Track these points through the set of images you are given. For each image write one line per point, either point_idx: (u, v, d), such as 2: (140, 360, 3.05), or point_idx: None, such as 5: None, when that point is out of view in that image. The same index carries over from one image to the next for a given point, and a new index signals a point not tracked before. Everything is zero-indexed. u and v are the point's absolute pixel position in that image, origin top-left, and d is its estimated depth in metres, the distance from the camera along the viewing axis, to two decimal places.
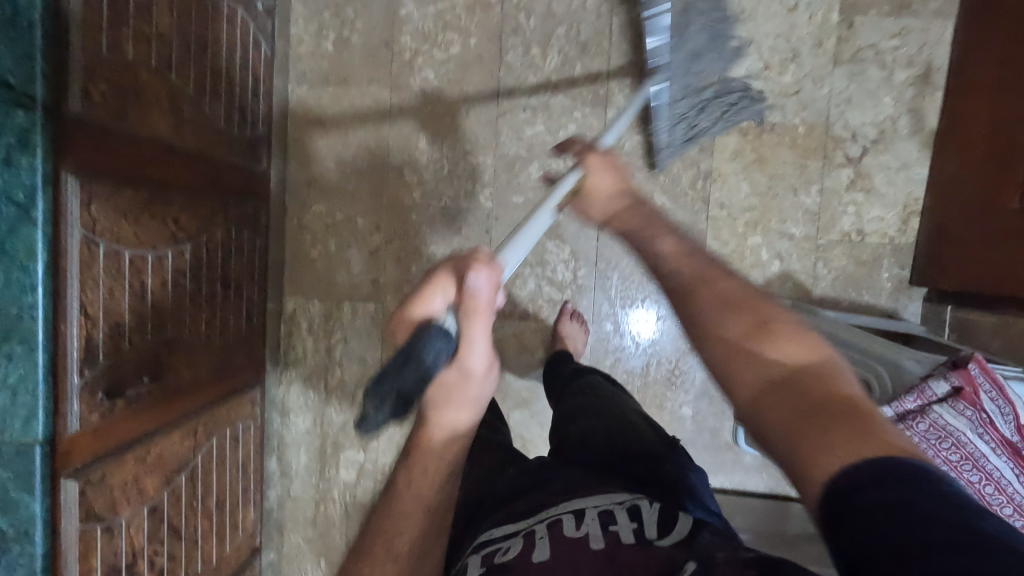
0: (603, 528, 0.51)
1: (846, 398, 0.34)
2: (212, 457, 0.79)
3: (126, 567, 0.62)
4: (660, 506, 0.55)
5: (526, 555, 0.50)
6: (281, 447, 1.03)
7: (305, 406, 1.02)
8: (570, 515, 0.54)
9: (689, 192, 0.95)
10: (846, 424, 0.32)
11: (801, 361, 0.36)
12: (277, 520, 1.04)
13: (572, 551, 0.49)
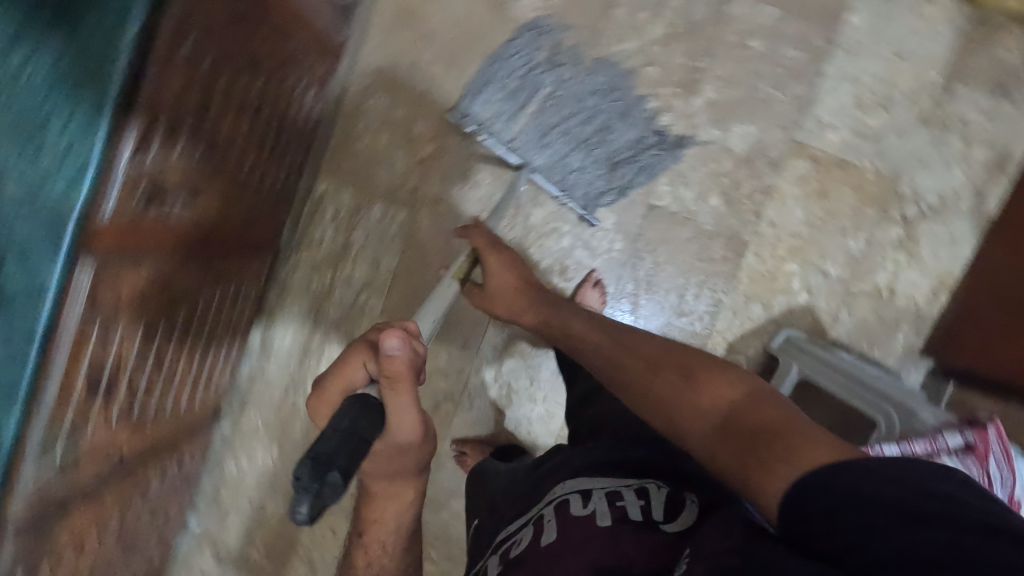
0: (610, 506, 0.64)
1: (767, 423, 0.53)
2: (212, 304, 0.77)
3: (108, 377, 0.60)
4: (667, 491, 0.65)
5: (538, 540, 0.64)
6: (268, 325, 1.00)
7: (305, 291, 0.99)
8: (577, 496, 0.67)
9: (745, 201, 0.95)
10: (771, 442, 0.51)
11: (727, 398, 0.58)
12: (242, 395, 1.01)
13: (580, 529, 0.62)
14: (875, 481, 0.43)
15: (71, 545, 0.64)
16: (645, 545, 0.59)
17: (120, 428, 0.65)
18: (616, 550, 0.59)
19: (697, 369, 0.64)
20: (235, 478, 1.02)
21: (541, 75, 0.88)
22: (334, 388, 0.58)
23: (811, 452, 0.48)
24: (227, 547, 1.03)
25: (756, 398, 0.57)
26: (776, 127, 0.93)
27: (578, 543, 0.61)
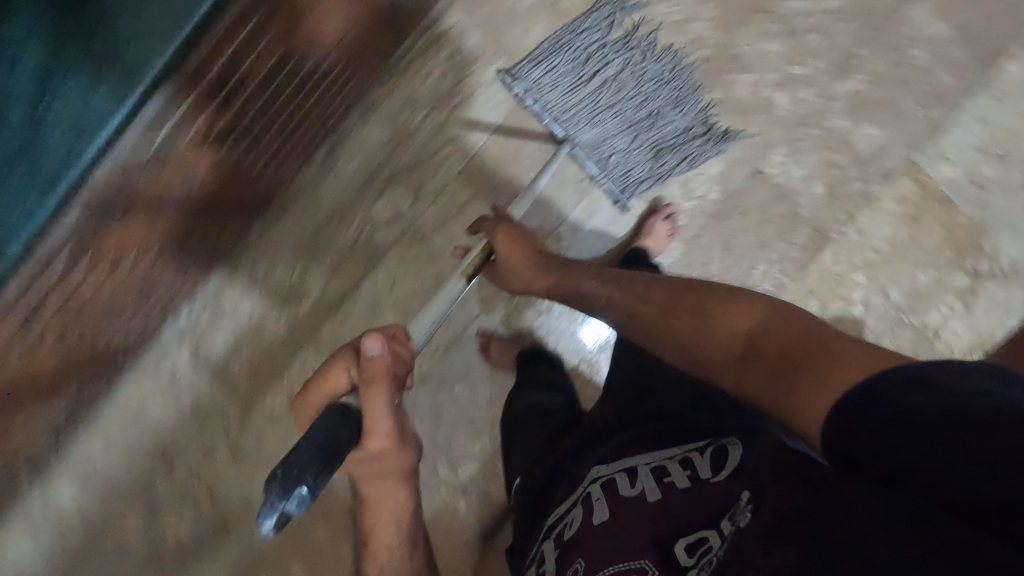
0: (657, 482, 0.59)
1: (795, 348, 0.48)
2: (325, 83, 0.71)
3: (229, 81, 0.55)
4: (713, 447, 0.57)
5: (589, 521, 0.60)
6: (338, 142, 0.92)
7: (389, 122, 0.92)
8: (622, 474, 0.62)
9: (844, 199, 0.95)
10: (806, 365, 0.45)
11: (750, 329, 0.53)
12: (283, 204, 0.93)
13: (632, 510, 0.58)
14: (889, 392, 0.38)
15: (112, 254, 0.57)
16: (699, 506, 0.55)
17: (207, 150, 0.59)
18: (669, 516, 0.56)
19: (712, 303, 0.58)
20: (245, 285, 0.95)
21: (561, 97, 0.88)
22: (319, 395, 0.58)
23: (848, 370, 0.42)
24: (211, 351, 0.96)
25: (779, 321, 0.52)
26: (899, 141, 0.94)
27: (631, 519, 0.58)
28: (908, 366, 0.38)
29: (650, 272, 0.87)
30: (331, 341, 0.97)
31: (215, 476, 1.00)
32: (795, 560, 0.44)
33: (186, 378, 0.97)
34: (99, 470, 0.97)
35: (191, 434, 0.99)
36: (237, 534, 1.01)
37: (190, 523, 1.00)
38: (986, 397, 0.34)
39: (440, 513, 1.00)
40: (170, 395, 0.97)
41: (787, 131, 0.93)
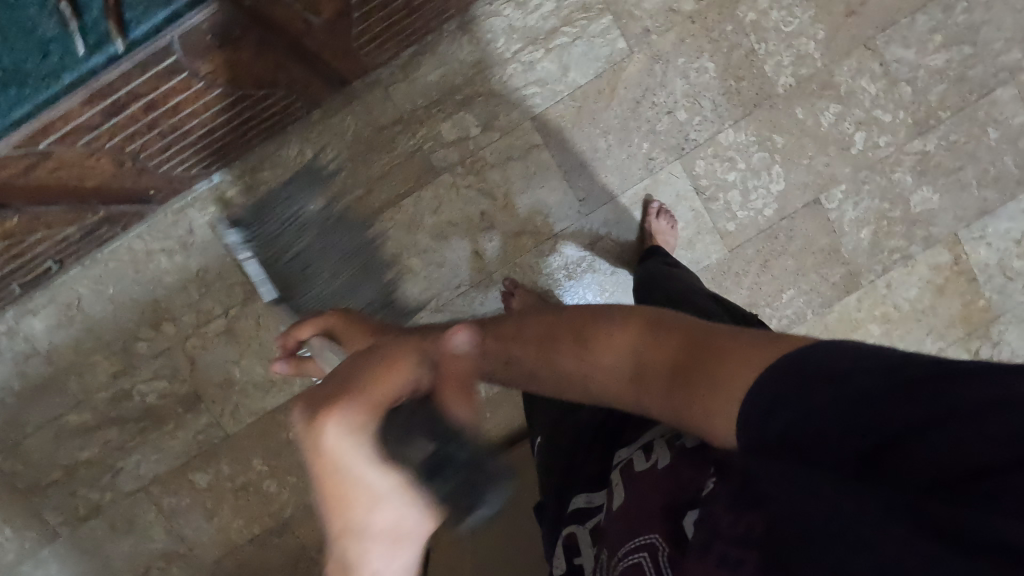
0: (667, 450, 0.56)
1: (690, 354, 0.42)
2: None
3: None
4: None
5: (611, 504, 0.58)
6: (425, 48, 0.89)
7: (482, 44, 0.89)
8: (640, 452, 0.60)
9: (885, 252, 0.97)
10: (705, 373, 0.40)
11: (629, 341, 0.46)
12: (350, 95, 0.90)
13: (643, 483, 0.56)
14: (815, 387, 0.34)
15: (206, 80, 0.54)
16: (690, 469, 0.51)
17: (332, 6, 0.55)
18: (667, 485, 0.53)
19: (585, 323, 0.50)
20: (287, 165, 0.91)
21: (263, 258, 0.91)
22: (344, 444, 0.40)
23: (739, 373, 0.38)
24: (232, 222, 0.92)
25: (665, 329, 0.45)
26: (951, 212, 0.96)
27: (637, 493, 0.55)
28: (798, 352, 0.36)
29: (662, 257, 0.85)
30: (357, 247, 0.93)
31: (198, 346, 0.95)
32: (762, 528, 0.38)
33: (200, 242, 0.93)
34: (87, 307, 0.94)
35: (188, 300, 0.94)
36: (208, 411, 0.97)
37: (162, 388, 0.97)
38: (926, 365, 0.32)
39: None
40: (178, 254, 0.93)
41: (853, 171, 0.94)
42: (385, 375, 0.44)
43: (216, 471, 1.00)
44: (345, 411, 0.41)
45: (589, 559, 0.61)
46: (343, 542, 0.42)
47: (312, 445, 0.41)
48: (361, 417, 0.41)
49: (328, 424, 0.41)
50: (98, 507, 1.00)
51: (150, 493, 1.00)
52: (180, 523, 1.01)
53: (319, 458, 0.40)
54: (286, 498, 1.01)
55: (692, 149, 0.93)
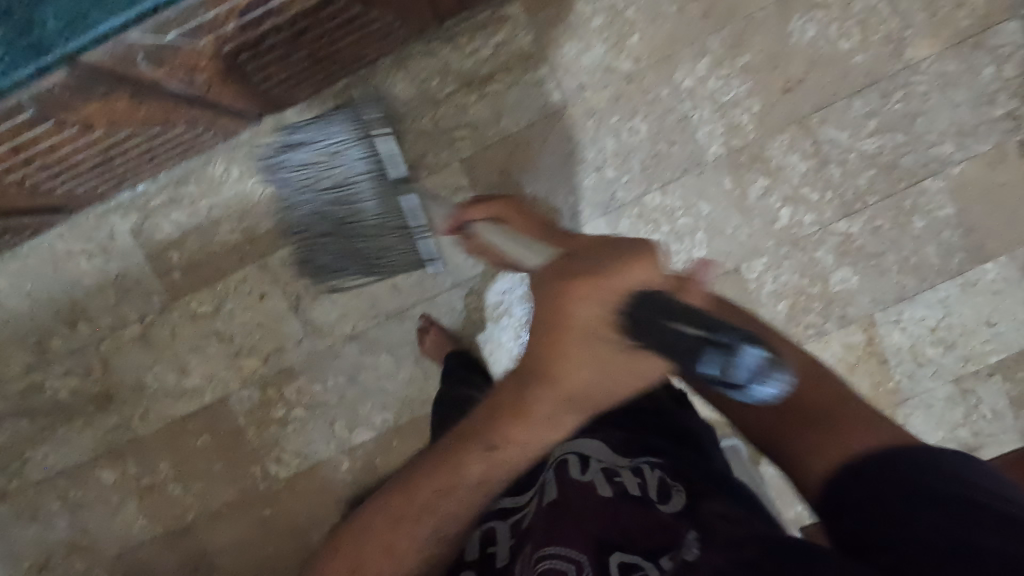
0: (609, 479, 0.54)
1: (830, 415, 0.49)
2: (363, 27, 0.67)
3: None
4: (659, 476, 0.56)
5: (541, 503, 0.53)
6: (360, 80, 0.89)
7: (417, 82, 0.89)
8: (575, 462, 0.56)
9: (798, 326, 0.98)
10: (837, 428, 0.48)
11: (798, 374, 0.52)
12: (282, 118, 0.90)
13: (582, 496, 0.51)
14: (908, 486, 0.41)
15: (77, 121, 0.54)
16: (643, 519, 0.50)
17: (214, 63, 0.56)
18: (615, 520, 0.49)
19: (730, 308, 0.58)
20: (215, 182, 0.92)
21: (295, 199, 0.89)
22: (587, 307, 0.49)
23: (852, 432, 0.47)
24: (156, 232, 0.94)
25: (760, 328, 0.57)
26: (869, 294, 0.97)
27: (579, 506, 0.50)
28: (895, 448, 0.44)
29: None
30: (278, 267, 0.95)
31: (113, 347, 0.97)
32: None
33: (122, 247, 0.94)
34: (6, 299, 0.96)
35: (106, 303, 0.96)
36: (118, 411, 0.99)
37: (75, 385, 0.98)
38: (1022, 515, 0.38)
39: (323, 463, 1.02)
40: (99, 257, 0.94)
41: (776, 246, 0.95)
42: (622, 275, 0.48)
43: (123, 469, 1.02)
44: (599, 280, 0.49)
45: (504, 550, 0.51)
46: (561, 371, 0.49)
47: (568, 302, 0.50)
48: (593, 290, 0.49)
49: (583, 284, 0.50)
50: (6, 492, 1.02)
51: (57, 485, 1.02)
52: (85, 517, 1.03)
53: (572, 320, 0.49)
54: (190, 503, 1.03)
55: (618, 208, 0.93)
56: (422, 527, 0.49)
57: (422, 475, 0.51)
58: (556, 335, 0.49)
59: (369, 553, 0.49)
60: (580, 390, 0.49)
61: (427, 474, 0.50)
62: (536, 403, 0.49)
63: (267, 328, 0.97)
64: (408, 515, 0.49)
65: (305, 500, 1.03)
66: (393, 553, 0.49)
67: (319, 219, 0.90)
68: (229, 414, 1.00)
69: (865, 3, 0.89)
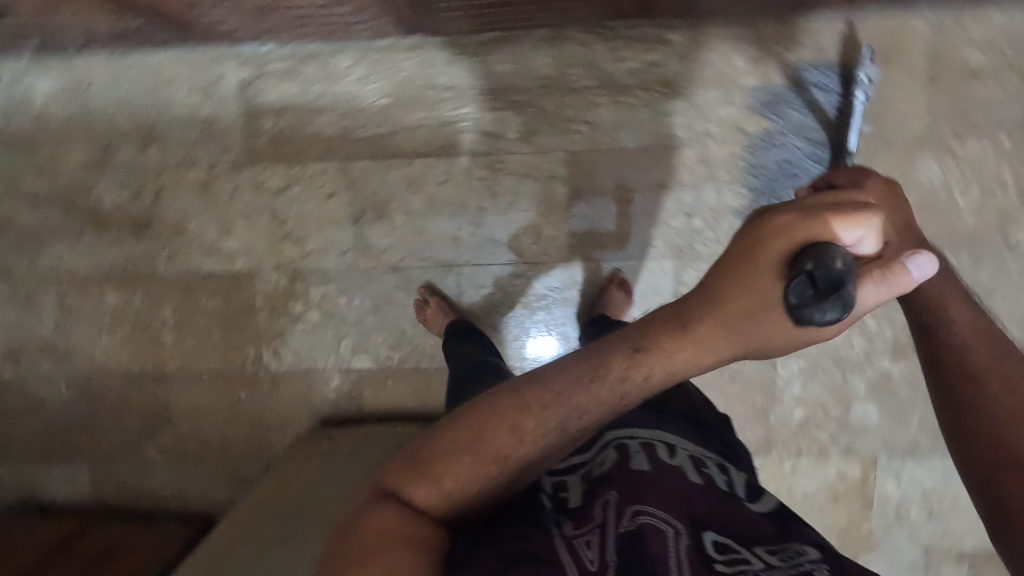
0: (695, 468, 0.59)
1: None
2: None
3: None
4: (744, 483, 0.62)
5: (626, 463, 0.57)
6: (510, 38, 0.89)
7: (562, 64, 0.90)
8: (662, 445, 0.61)
9: (805, 438, 1.00)
10: None
11: None
12: (423, 41, 0.90)
13: (673, 475, 0.56)
14: None
15: None
16: (729, 506, 0.56)
17: None
18: (707, 503, 0.55)
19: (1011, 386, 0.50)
20: (335, 73, 0.92)
21: (772, 134, 0.91)
22: (780, 239, 0.41)
23: None
24: (259, 94, 0.93)
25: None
26: (882, 437, 0.98)
27: (671, 483, 0.55)
28: None
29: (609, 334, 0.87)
30: (357, 175, 0.95)
31: (172, 182, 0.97)
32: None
33: (221, 94, 0.94)
34: (92, 94, 0.95)
35: (183, 139, 0.96)
36: (149, 241, 0.99)
37: (120, 201, 0.98)
38: None
39: (316, 371, 1.02)
40: (198, 94, 0.94)
41: (818, 353, 0.97)
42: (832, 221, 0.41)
43: (130, 296, 1.02)
44: (809, 225, 0.41)
45: (576, 495, 0.58)
46: (725, 300, 0.43)
47: (762, 225, 0.43)
48: (788, 229, 0.41)
49: (787, 210, 0.42)
50: (10, 270, 1.02)
51: (60, 285, 1.02)
52: (75, 325, 1.03)
53: (759, 252, 0.42)
54: (176, 355, 1.03)
55: (690, 257, 0.95)
56: (546, 417, 0.49)
57: (553, 370, 0.50)
58: (727, 271, 0.43)
59: (492, 431, 0.50)
60: (731, 319, 0.43)
61: (562, 372, 0.50)
62: (693, 320, 0.44)
63: (321, 227, 0.97)
64: (534, 403, 0.50)
65: (287, 397, 1.04)
66: (514, 435, 0.50)
67: (766, 163, 0.91)
68: (249, 289, 1.00)
69: (996, 172, 0.90)
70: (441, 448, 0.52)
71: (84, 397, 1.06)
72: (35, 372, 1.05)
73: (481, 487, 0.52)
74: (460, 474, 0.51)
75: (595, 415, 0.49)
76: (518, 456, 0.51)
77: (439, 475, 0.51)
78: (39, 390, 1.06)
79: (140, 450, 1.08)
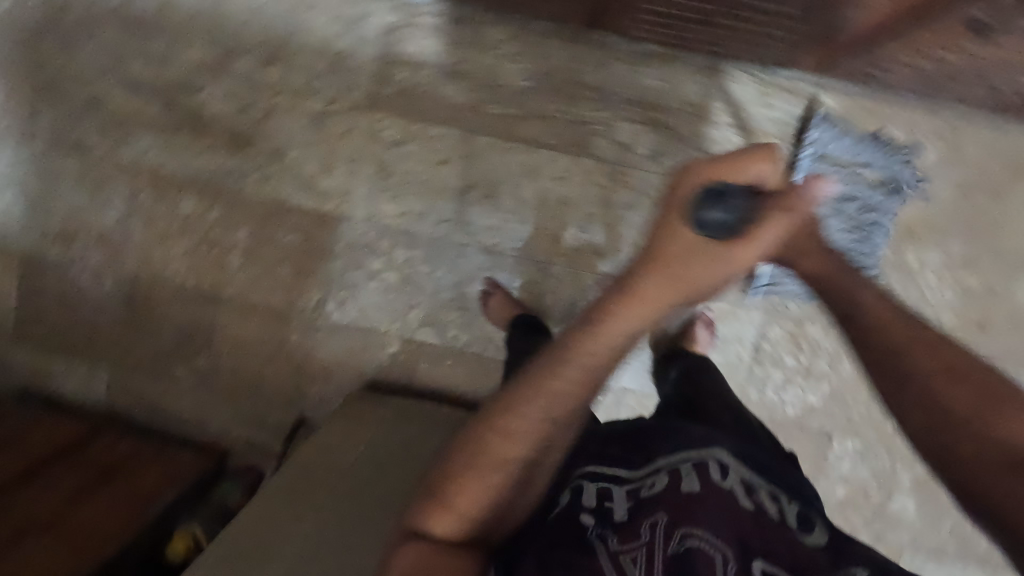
0: (745, 492, 0.57)
1: None
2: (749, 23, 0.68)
3: None
4: (797, 507, 0.57)
5: (673, 485, 0.56)
6: (667, 57, 0.89)
7: (710, 95, 0.89)
8: (713, 463, 0.58)
9: (840, 519, 1.00)
10: None
11: None
12: (581, 36, 0.89)
13: (722, 500, 0.55)
14: None
15: None
16: (780, 535, 0.53)
17: None
18: (755, 530, 0.53)
19: (935, 353, 0.43)
20: (484, 43, 0.90)
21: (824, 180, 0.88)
22: (687, 185, 0.45)
23: None
24: (402, 44, 0.91)
25: (979, 377, 0.41)
26: (913, 535, 0.99)
27: (718, 510, 0.54)
28: None
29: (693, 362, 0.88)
30: (476, 150, 0.93)
31: (284, 106, 0.93)
32: None
33: (361, 32, 0.91)
34: None
35: (310, 66, 0.92)
36: (243, 159, 0.95)
37: (225, 111, 0.94)
38: None
39: (377, 333, 0.99)
40: (338, 26, 0.91)
41: (875, 437, 0.97)
42: (727, 164, 0.45)
43: (206, 209, 0.97)
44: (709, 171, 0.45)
45: (621, 508, 0.56)
46: (659, 258, 0.45)
47: (670, 186, 0.46)
48: (691, 177, 0.45)
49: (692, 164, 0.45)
50: (89, 150, 0.97)
51: (137, 179, 0.97)
52: (139, 224, 0.98)
53: (671, 208, 0.46)
54: (236, 281, 0.99)
55: (780, 313, 0.95)
56: (533, 409, 0.49)
57: (520, 387, 0.50)
58: (652, 246, 0.45)
59: (488, 442, 0.50)
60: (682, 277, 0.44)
61: (529, 376, 0.50)
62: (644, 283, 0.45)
63: (425, 192, 0.94)
64: (511, 407, 0.49)
65: (339, 351, 1.01)
66: (508, 439, 0.49)
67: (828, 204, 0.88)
68: (332, 234, 0.97)
69: None
70: (451, 471, 0.51)
71: (126, 299, 1.01)
72: (83, 260, 1.00)
73: (492, 501, 0.50)
74: (474, 492, 0.50)
75: (570, 401, 0.48)
76: (510, 454, 0.49)
77: (456, 496, 0.50)
78: (82, 280, 1.01)
79: (170, 366, 1.03)
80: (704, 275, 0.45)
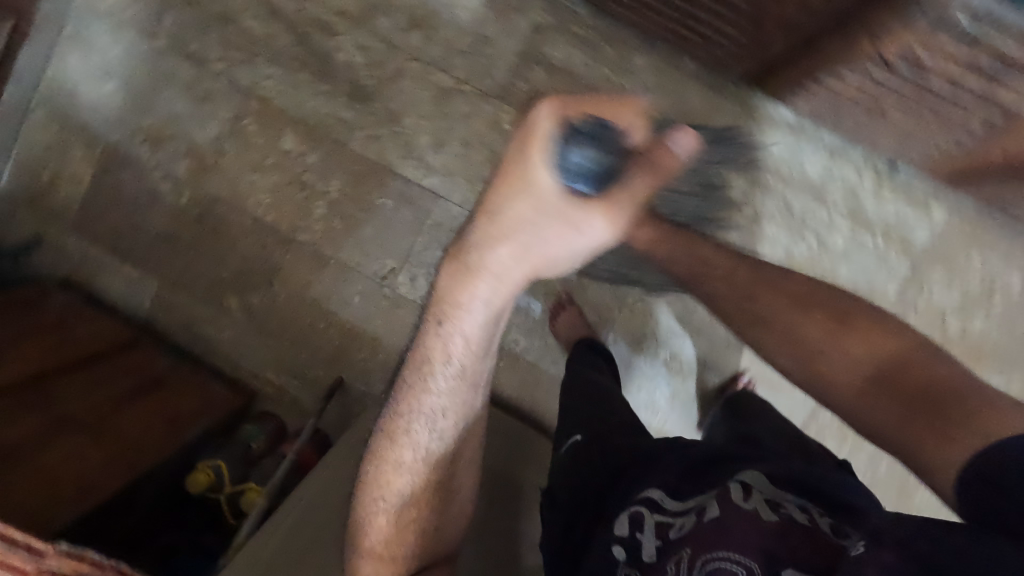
0: (775, 510, 0.45)
1: (927, 382, 0.48)
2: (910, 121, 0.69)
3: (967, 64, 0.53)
4: (831, 521, 0.45)
5: (699, 517, 0.46)
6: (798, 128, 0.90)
7: (829, 175, 0.90)
8: (738, 486, 0.47)
9: None
10: (954, 407, 0.45)
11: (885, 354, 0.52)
12: (720, 85, 0.90)
13: (748, 525, 0.43)
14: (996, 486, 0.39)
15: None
16: (819, 544, 0.42)
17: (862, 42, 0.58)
18: (786, 547, 0.42)
19: (813, 316, 0.60)
20: (627, 67, 0.90)
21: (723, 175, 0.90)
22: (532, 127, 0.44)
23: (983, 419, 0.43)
24: (545, 45, 0.91)
25: (836, 320, 0.58)
26: None
27: (745, 535, 0.43)
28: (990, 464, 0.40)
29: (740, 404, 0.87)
30: None
31: (414, 71, 0.93)
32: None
33: (510, 22, 0.91)
34: None
35: (450, 42, 0.92)
36: (357, 111, 0.94)
37: (353, 62, 0.94)
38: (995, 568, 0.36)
39: None
40: (489, 11, 0.91)
41: None
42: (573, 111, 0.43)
43: (305, 150, 0.96)
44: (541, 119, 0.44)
45: (651, 546, 0.47)
46: (496, 207, 0.46)
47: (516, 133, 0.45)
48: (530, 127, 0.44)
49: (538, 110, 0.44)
50: (207, 61, 0.95)
51: (245, 101, 0.96)
52: (232, 147, 0.97)
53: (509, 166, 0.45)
54: (314, 229, 0.98)
55: None
56: (407, 427, 0.57)
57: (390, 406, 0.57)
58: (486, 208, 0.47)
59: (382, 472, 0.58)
60: (516, 228, 0.47)
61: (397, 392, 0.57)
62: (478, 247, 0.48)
63: None
64: (386, 427, 0.58)
65: (394, 323, 0.99)
66: (404, 463, 0.57)
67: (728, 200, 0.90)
68: (421, 208, 0.96)
69: None
70: (359, 513, 0.59)
71: (197, 218, 0.99)
72: (167, 166, 0.98)
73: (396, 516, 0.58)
74: (386, 522, 0.58)
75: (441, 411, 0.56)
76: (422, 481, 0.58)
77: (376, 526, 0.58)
78: (159, 186, 0.99)
79: (221, 295, 1.00)
80: (547, 231, 0.46)
